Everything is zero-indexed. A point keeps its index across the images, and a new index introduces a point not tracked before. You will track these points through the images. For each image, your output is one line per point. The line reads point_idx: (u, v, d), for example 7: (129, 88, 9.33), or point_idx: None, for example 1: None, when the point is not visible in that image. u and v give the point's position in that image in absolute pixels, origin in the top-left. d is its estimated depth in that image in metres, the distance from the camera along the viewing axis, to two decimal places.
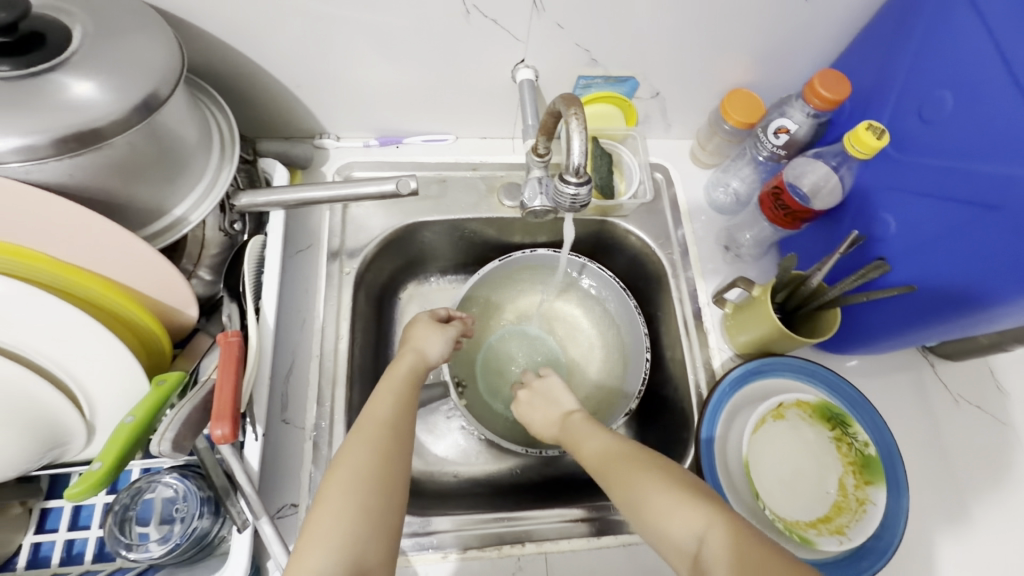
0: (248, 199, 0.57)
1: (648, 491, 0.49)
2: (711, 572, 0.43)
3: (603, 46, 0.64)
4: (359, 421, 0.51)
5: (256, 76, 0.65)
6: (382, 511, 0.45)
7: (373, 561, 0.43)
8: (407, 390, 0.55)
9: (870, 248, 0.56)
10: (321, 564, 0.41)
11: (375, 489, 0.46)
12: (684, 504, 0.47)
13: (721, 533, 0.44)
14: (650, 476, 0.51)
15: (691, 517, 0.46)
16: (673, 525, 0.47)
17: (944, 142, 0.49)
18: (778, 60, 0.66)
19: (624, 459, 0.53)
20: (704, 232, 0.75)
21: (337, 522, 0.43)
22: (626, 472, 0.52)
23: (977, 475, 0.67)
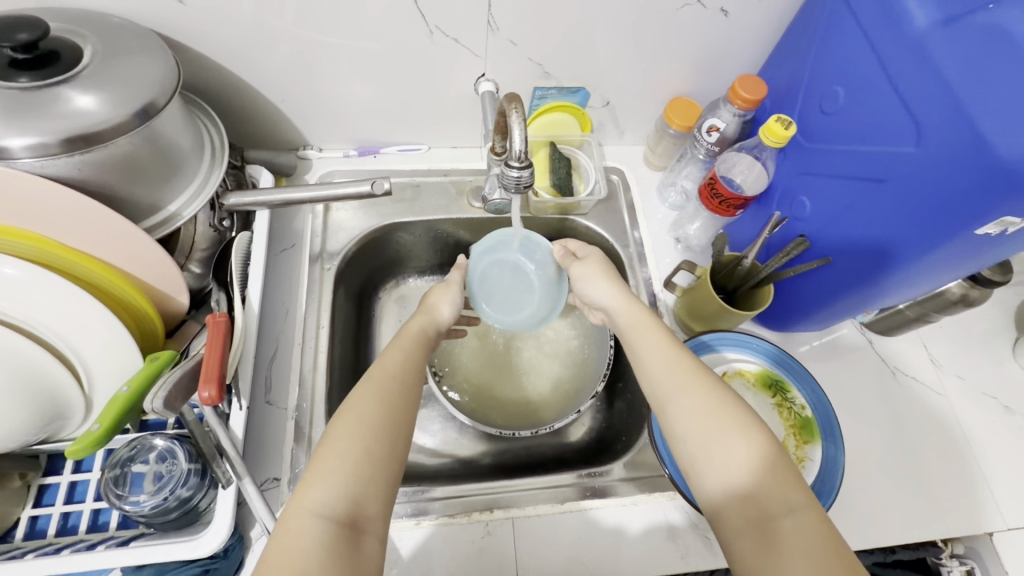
0: (236, 199, 0.64)
1: (743, 454, 0.48)
2: (783, 542, 0.45)
3: (554, 60, 0.72)
4: (370, 375, 0.55)
5: (244, 92, 0.73)
6: (383, 454, 0.49)
7: (371, 499, 0.47)
8: (417, 349, 0.60)
9: (792, 227, 0.64)
10: (325, 496, 0.46)
11: (379, 434, 0.50)
12: (757, 454, 0.48)
13: (807, 517, 0.46)
14: (735, 413, 0.51)
15: (782, 490, 0.47)
16: (745, 470, 0.48)
17: (841, 130, 0.57)
18: (711, 70, 0.75)
19: (714, 394, 0.52)
20: (656, 227, 0.83)
21: (341, 460, 0.47)
22: (720, 423, 0.50)
23: (914, 440, 0.72)
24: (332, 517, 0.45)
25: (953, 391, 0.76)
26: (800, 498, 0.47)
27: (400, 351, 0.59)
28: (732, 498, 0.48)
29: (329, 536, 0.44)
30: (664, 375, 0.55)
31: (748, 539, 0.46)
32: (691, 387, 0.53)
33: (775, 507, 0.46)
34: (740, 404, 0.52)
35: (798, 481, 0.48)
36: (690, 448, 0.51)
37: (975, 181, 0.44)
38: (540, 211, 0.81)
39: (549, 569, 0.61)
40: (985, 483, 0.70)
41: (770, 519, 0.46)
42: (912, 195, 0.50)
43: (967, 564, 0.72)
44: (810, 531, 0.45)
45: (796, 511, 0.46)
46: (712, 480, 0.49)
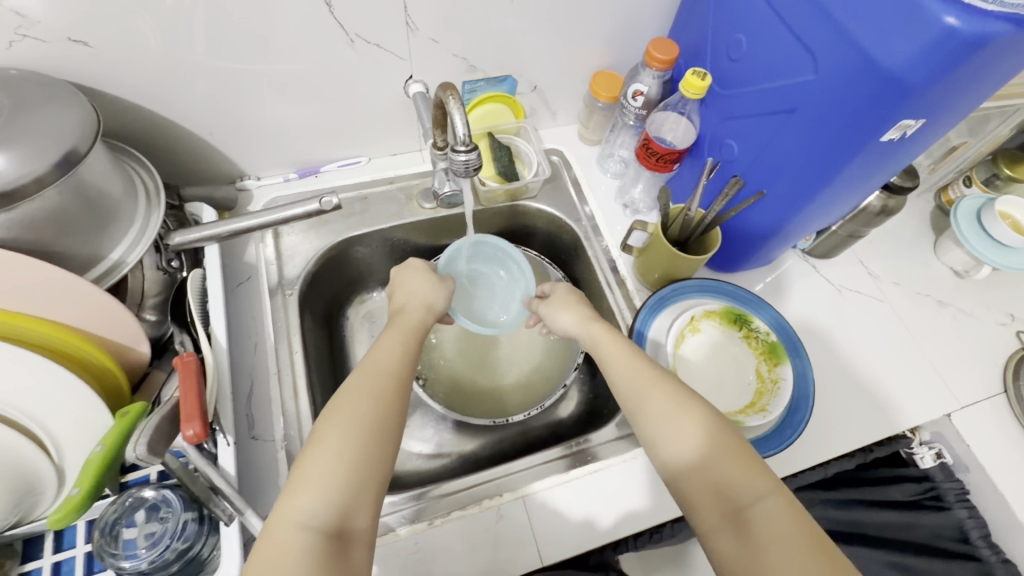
0: (181, 237, 0.62)
1: (710, 451, 0.52)
2: (754, 532, 0.47)
3: (477, 53, 0.75)
4: (358, 373, 0.55)
5: (169, 130, 0.70)
6: (370, 458, 0.49)
7: (361, 508, 0.47)
8: (400, 348, 0.59)
9: (726, 169, 0.69)
10: (312, 504, 0.46)
11: (362, 436, 0.49)
12: (722, 450, 0.52)
13: (776, 505, 0.48)
14: (699, 413, 0.54)
15: (751, 483, 0.49)
16: (714, 464, 0.51)
17: (749, 72, 0.62)
18: (625, 42, 0.79)
19: (681, 396, 0.55)
20: (604, 198, 0.86)
21: (326, 468, 0.47)
22: (687, 423, 0.53)
23: (870, 347, 0.79)
24: (319, 527, 0.45)
25: (893, 297, 0.84)
26: (768, 486, 0.50)
27: (395, 344, 0.59)
28: (705, 492, 0.50)
29: (316, 544, 0.44)
30: (633, 382, 0.58)
31: (723, 531, 0.49)
32: (659, 390, 0.56)
33: (745, 498, 0.49)
34: (704, 404, 0.55)
35: (765, 471, 0.51)
36: (659, 445, 0.54)
37: (870, 94, 0.49)
38: (490, 201, 0.84)
39: (573, 537, 0.63)
40: (935, 372, 0.78)
41: (743, 510, 0.49)
42: (823, 117, 0.55)
43: (935, 448, 0.78)
44: (779, 519, 0.47)
45: (765, 499, 0.49)
46: (684, 476, 0.52)
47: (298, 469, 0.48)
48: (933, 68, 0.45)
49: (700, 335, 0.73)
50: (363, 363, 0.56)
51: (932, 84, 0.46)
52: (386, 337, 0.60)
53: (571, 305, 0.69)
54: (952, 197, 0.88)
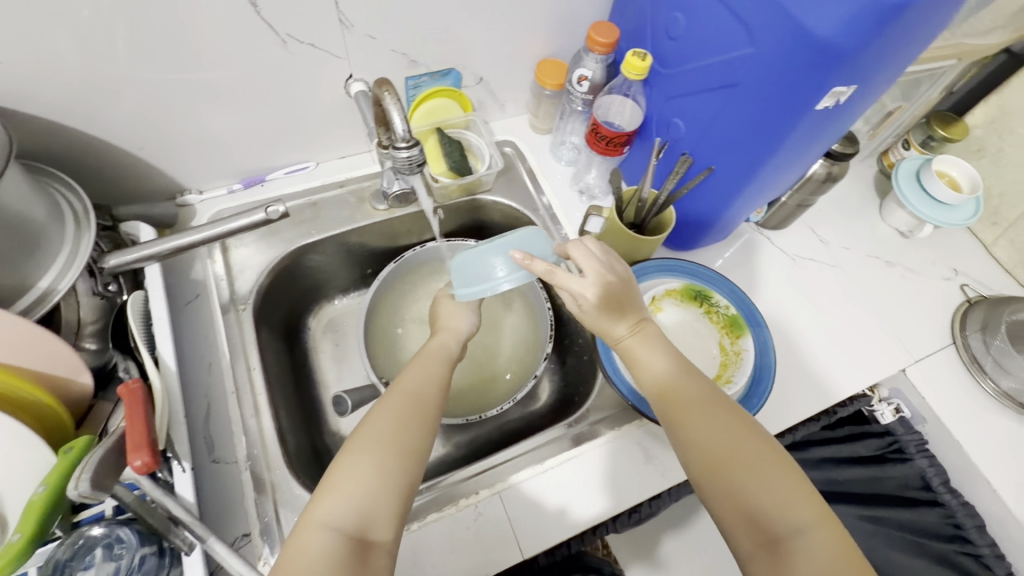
0: (117, 259, 0.59)
1: (755, 471, 0.52)
2: (789, 555, 0.48)
3: (417, 48, 0.73)
4: (391, 393, 0.58)
5: (95, 147, 0.66)
6: (394, 474, 0.51)
7: (381, 520, 0.49)
8: (434, 370, 0.61)
9: (675, 147, 0.69)
10: (336, 508, 0.48)
11: (392, 455, 0.52)
12: (774, 477, 0.52)
13: (821, 539, 0.49)
14: (749, 435, 0.55)
15: (799, 516, 0.50)
16: (760, 487, 0.52)
17: (688, 50, 0.61)
18: (567, 27, 0.79)
19: (737, 423, 0.56)
20: (560, 186, 0.86)
21: (354, 484, 0.50)
22: (735, 443, 0.54)
23: (827, 312, 0.81)
24: (339, 528, 0.48)
25: (844, 262, 0.86)
26: (812, 518, 0.50)
27: (427, 371, 0.61)
28: (745, 509, 0.51)
29: (336, 545, 0.47)
30: (684, 397, 0.58)
31: (756, 547, 0.50)
32: (710, 409, 0.57)
33: (789, 526, 0.50)
34: (757, 431, 0.56)
35: (816, 501, 0.51)
36: (692, 451, 0.56)
37: (807, 64, 0.50)
38: (445, 197, 0.82)
39: (552, 527, 0.63)
40: (888, 331, 0.81)
41: (783, 537, 0.49)
42: (764, 91, 0.55)
43: (893, 403, 0.81)
44: (820, 550, 0.48)
45: (811, 528, 0.49)
46: (726, 495, 0.53)
47: (326, 478, 0.51)
48: (863, 34, 0.46)
49: (663, 315, 0.74)
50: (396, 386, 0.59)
51: (862, 50, 0.47)
52: (420, 360, 0.63)
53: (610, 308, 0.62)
54: (893, 161, 0.91)
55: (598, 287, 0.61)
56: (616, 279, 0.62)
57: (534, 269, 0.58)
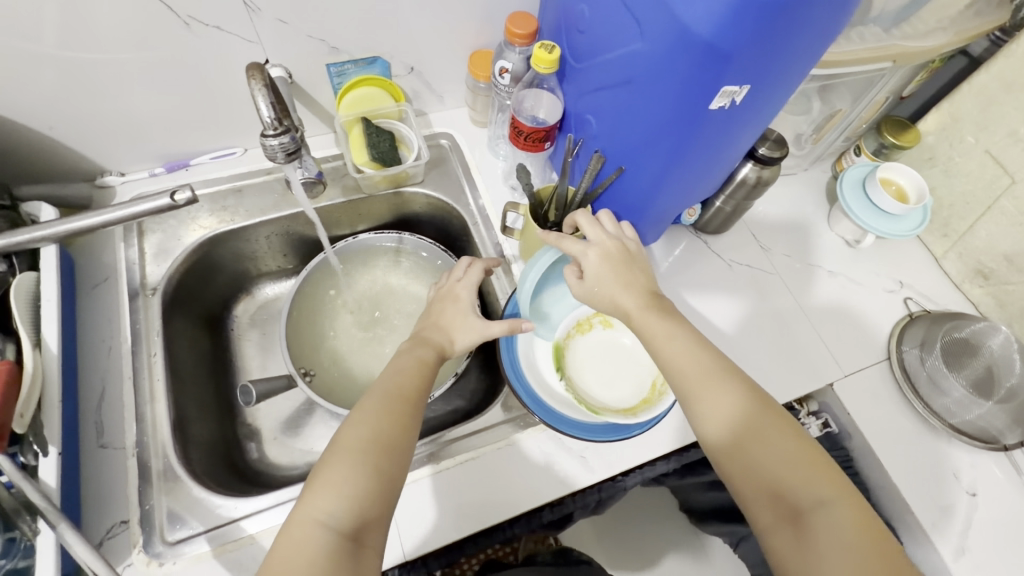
0: (6, 240, 0.58)
1: (771, 452, 0.51)
2: (815, 534, 0.47)
3: (336, 34, 0.71)
4: (371, 393, 0.56)
5: (2, 125, 0.66)
6: (389, 466, 0.51)
7: (374, 510, 0.49)
8: (417, 365, 0.60)
9: (589, 145, 0.67)
10: (334, 507, 0.47)
11: (384, 450, 0.51)
12: (790, 452, 0.51)
13: (845, 511, 0.48)
14: (761, 410, 0.53)
15: (823, 489, 0.49)
16: (781, 467, 0.50)
17: (593, 43, 0.59)
18: (498, 19, 0.77)
19: (755, 403, 0.53)
20: (493, 181, 0.84)
21: (348, 482, 0.48)
22: (750, 424, 0.52)
23: (759, 320, 0.79)
24: (337, 527, 0.46)
25: (783, 269, 0.83)
26: (834, 492, 0.49)
27: (411, 367, 0.60)
28: (763, 490, 0.50)
29: (332, 547, 0.46)
30: (690, 378, 0.55)
31: (782, 530, 0.49)
32: (722, 389, 0.54)
33: (809, 502, 0.49)
34: (768, 404, 0.53)
35: (830, 472, 0.50)
36: (714, 440, 0.53)
37: (690, 62, 0.48)
38: (372, 188, 0.81)
39: (437, 529, 0.61)
40: (821, 343, 0.78)
41: (806, 513, 0.48)
42: (658, 89, 0.53)
43: (822, 417, 0.78)
44: (842, 523, 0.47)
45: (831, 503, 0.48)
46: (743, 479, 0.51)
47: (318, 472, 0.49)
48: (739, 32, 0.44)
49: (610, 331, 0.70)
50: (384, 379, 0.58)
51: (745, 48, 0.45)
52: (404, 355, 0.62)
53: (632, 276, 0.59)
54: (844, 166, 0.88)
55: (603, 255, 0.59)
56: (624, 249, 0.61)
57: (547, 238, 0.62)
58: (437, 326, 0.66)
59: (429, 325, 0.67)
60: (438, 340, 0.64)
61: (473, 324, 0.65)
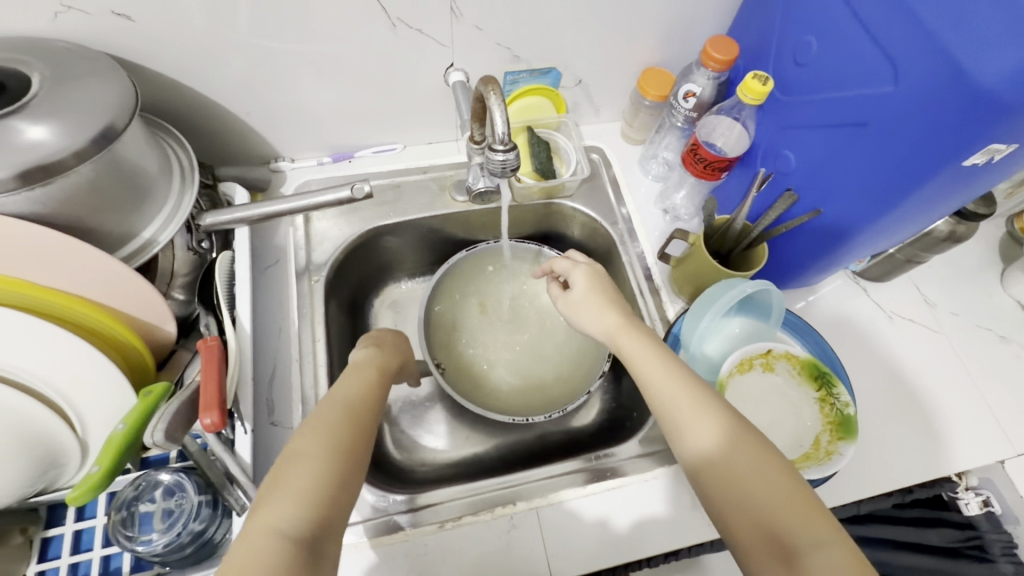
0: (213, 218, 0.61)
1: (753, 486, 0.46)
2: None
3: (521, 43, 0.71)
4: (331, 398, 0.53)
5: (207, 107, 0.70)
6: (352, 464, 0.46)
7: (329, 514, 0.43)
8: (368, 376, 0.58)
9: (779, 182, 0.64)
10: (293, 512, 0.41)
11: (342, 438, 0.48)
12: (771, 482, 0.45)
13: (837, 553, 0.41)
14: (745, 438, 0.48)
15: (812, 526, 0.43)
16: (766, 504, 0.45)
17: (817, 78, 0.57)
18: (679, 39, 0.75)
19: (736, 431, 0.49)
20: (644, 201, 0.82)
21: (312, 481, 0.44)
22: (729, 453, 0.47)
23: (922, 381, 0.73)
24: (293, 535, 0.40)
25: (949, 328, 0.78)
26: (827, 532, 0.43)
27: (357, 381, 0.56)
28: (749, 523, 0.45)
29: (291, 561, 0.39)
30: (676, 405, 0.51)
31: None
32: (706, 414, 0.50)
33: (800, 540, 0.42)
34: (720, 427, 0.49)
35: (818, 509, 0.44)
36: (704, 473, 0.48)
37: (955, 113, 0.45)
38: (525, 198, 0.81)
39: (583, 552, 0.60)
40: (990, 414, 0.72)
41: (797, 555, 0.42)
42: (893, 135, 0.50)
43: (983, 495, 0.73)
44: (838, 566, 0.40)
45: (823, 544, 0.42)
46: (732, 511, 0.46)
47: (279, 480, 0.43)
48: None
49: (770, 375, 0.66)
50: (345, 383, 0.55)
51: None
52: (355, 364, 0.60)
53: (601, 302, 0.63)
54: None
55: (590, 274, 0.66)
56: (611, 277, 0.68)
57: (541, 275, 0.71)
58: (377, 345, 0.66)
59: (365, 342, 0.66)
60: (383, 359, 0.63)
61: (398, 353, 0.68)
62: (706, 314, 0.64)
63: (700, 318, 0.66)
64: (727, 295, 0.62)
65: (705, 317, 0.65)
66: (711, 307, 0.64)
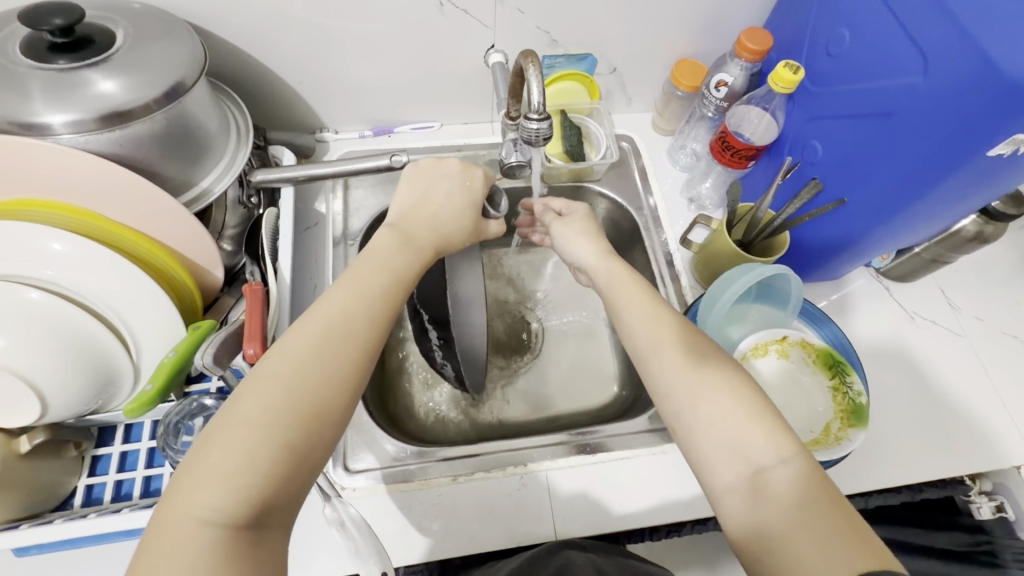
0: (263, 175, 0.66)
1: (725, 406, 0.48)
2: (774, 490, 0.43)
3: (560, 27, 0.74)
4: (310, 319, 0.48)
5: (262, 75, 0.74)
6: (306, 424, 0.44)
7: (276, 489, 0.42)
8: (371, 280, 0.52)
9: (804, 171, 0.65)
10: (219, 497, 0.39)
11: (302, 392, 0.44)
12: (742, 407, 0.47)
13: (799, 469, 0.44)
14: (722, 368, 0.50)
15: (779, 441, 0.45)
16: (739, 425, 0.47)
17: (848, 69, 0.59)
18: (715, 31, 0.77)
19: (708, 364, 0.50)
20: (670, 190, 0.84)
21: (249, 458, 0.41)
22: (697, 383, 0.49)
23: (939, 383, 0.73)
24: (223, 521, 0.39)
25: (972, 333, 0.77)
26: (791, 447, 0.45)
27: (345, 294, 0.50)
28: (725, 454, 0.46)
29: (220, 542, 0.38)
30: (652, 340, 0.53)
31: (739, 497, 0.44)
32: (681, 346, 0.52)
33: (765, 458, 0.45)
34: (690, 360, 0.51)
35: (785, 429, 0.46)
36: (678, 402, 0.50)
37: (983, 102, 0.46)
38: (554, 179, 0.83)
39: (588, 514, 0.63)
40: (1008, 420, 0.71)
41: (763, 473, 0.44)
42: (923, 125, 0.51)
43: (996, 500, 0.72)
44: (801, 481, 0.43)
45: (789, 460, 0.45)
46: (702, 435, 0.48)
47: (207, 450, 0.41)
48: None
49: (785, 361, 0.67)
50: (329, 307, 0.49)
51: None
52: (365, 269, 0.53)
53: (579, 229, 0.67)
54: None
55: (587, 214, 0.69)
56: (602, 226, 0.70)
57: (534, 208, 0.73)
58: (431, 226, 0.59)
59: (414, 217, 0.59)
60: (407, 267, 0.55)
61: (447, 244, 0.60)
62: (720, 300, 0.66)
63: (713, 304, 0.67)
64: (740, 285, 0.63)
65: (718, 305, 0.66)
66: (724, 296, 0.66)
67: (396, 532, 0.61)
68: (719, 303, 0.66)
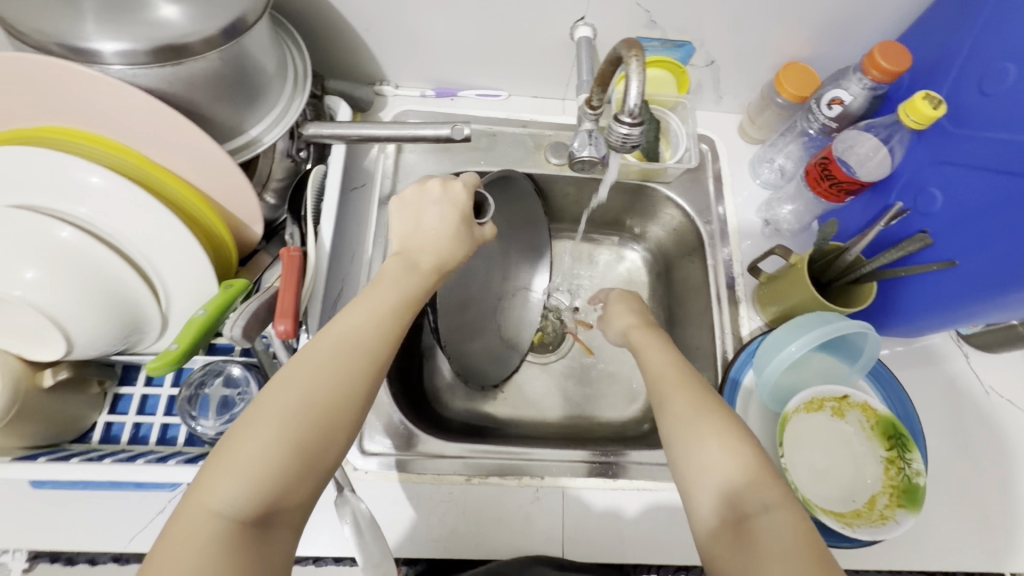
0: (315, 129, 0.61)
1: (713, 448, 0.45)
2: (759, 539, 0.41)
3: (662, 7, 0.65)
4: (328, 329, 0.45)
5: (328, 15, 0.68)
6: (319, 432, 0.41)
7: (287, 490, 0.39)
8: (392, 296, 0.49)
9: (914, 221, 0.57)
10: (234, 490, 0.38)
11: (317, 397, 0.42)
12: (733, 450, 0.45)
13: (788, 521, 0.42)
14: (718, 411, 0.48)
15: (766, 489, 0.43)
16: (724, 466, 0.44)
17: (1004, 114, 0.50)
18: (839, 36, 0.67)
19: (704, 404, 0.48)
20: (744, 205, 0.76)
21: (261, 455, 0.39)
22: (688, 421, 0.47)
23: (1006, 470, 0.67)
24: (234, 516, 0.37)
25: None
26: (778, 496, 0.43)
27: (366, 306, 0.47)
28: (712, 498, 0.44)
29: (228, 538, 0.36)
30: (658, 380, 0.52)
31: (722, 544, 0.42)
32: (682, 388, 0.50)
33: (752, 504, 0.43)
34: (690, 399, 0.49)
35: (775, 476, 0.44)
36: (670, 440, 0.47)
37: None
38: (621, 175, 0.76)
39: (599, 541, 0.60)
40: None
41: (747, 521, 0.42)
42: None
43: None
44: (787, 531, 0.41)
45: (775, 509, 0.42)
46: (692, 473, 0.45)
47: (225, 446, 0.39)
48: None
49: (838, 421, 0.62)
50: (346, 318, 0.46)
51: None
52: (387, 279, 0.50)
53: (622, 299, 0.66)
54: None
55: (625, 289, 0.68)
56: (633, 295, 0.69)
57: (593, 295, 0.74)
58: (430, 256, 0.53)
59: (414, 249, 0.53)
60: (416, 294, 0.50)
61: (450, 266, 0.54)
62: (793, 343, 0.58)
63: (782, 342, 0.61)
64: (834, 326, 0.56)
65: (790, 345, 0.59)
66: (806, 332, 0.59)
67: (401, 522, 0.60)
68: (793, 341, 0.59)
